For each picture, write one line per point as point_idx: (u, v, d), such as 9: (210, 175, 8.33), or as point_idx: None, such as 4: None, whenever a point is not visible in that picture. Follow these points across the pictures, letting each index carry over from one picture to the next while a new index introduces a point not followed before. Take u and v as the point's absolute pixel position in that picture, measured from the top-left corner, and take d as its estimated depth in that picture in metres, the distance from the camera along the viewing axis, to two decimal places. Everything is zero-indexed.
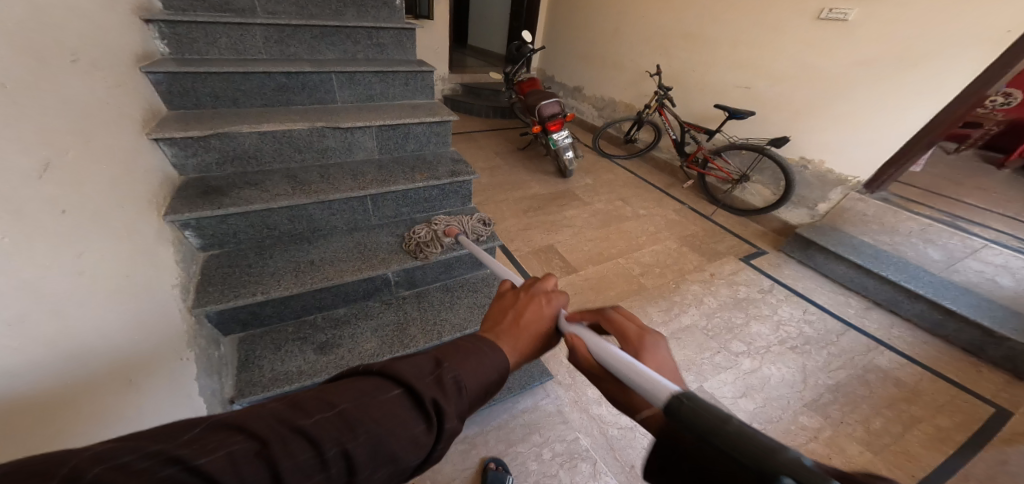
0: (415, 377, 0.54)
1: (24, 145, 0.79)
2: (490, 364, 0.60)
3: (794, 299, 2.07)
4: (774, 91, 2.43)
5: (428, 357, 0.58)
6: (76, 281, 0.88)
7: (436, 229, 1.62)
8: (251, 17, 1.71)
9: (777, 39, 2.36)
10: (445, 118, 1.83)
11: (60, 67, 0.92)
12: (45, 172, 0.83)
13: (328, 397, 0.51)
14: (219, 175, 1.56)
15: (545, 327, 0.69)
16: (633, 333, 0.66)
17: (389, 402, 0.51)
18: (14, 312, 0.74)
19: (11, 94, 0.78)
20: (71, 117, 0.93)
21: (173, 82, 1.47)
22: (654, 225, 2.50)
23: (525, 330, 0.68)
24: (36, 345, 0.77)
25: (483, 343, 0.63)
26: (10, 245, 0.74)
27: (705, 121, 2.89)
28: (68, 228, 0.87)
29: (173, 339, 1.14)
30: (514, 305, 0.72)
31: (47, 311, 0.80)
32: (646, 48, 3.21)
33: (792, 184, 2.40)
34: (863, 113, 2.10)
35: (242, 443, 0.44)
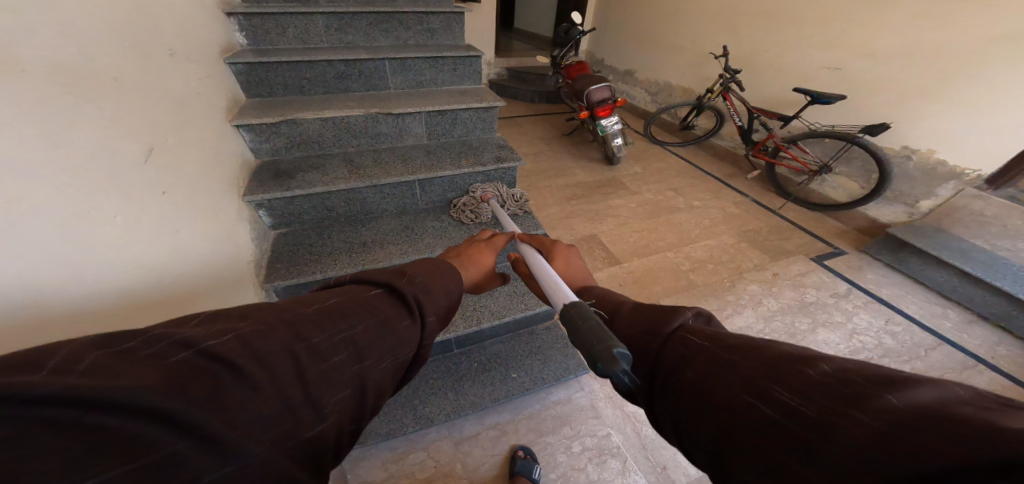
0: (391, 283, 0.68)
1: (132, 134, 0.92)
2: (447, 283, 0.76)
3: (875, 307, 1.82)
4: (870, 70, 2.08)
5: (393, 275, 0.72)
6: (169, 253, 1.03)
7: (475, 195, 1.72)
8: (314, 7, 1.80)
9: (879, 4, 2.01)
10: (492, 104, 1.81)
11: (157, 60, 1.03)
12: (149, 156, 0.96)
13: (317, 301, 0.60)
14: (288, 157, 1.69)
15: (489, 254, 1.01)
16: (549, 243, 1.04)
17: (375, 299, 0.64)
18: (123, 280, 0.90)
19: (125, 87, 0.91)
20: (169, 106, 1.05)
21: (251, 73, 1.61)
22: (710, 218, 2.31)
23: (475, 255, 0.98)
24: (128, 291, 0.92)
25: (440, 263, 0.82)
26: (123, 223, 0.89)
27: (779, 106, 2.58)
28: (168, 208, 1.01)
29: (242, 293, 1.30)
30: (464, 247, 1.03)
31: (144, 278, 0.96)
32: (709, 28, 2.92)
33: (887, 175, 2.08)
34: (995, 91, 1.72)
35: (250, 330, 0.50)
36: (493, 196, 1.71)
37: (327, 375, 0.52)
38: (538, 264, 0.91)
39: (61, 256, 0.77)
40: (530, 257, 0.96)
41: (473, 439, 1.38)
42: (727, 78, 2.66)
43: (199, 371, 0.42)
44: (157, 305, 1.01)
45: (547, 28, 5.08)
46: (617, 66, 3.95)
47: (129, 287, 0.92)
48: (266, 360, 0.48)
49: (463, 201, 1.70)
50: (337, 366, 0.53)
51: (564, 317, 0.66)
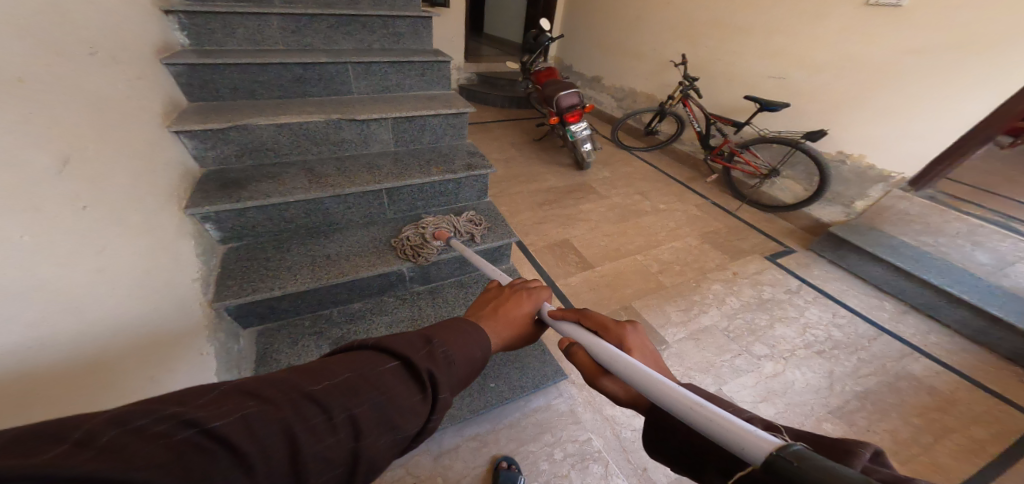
0: (409, 351, 0.58)
1: (42, 142, 0.78)
2: (476, 343, 0.65)
3: (823, 301, 1.97)
4: (810, 80, 2.29)
5: (419, 334, 0.62)
6: (95, 278, 0.88)
7: (425, 231, 1.51)
8: (269, 6, 1.70)
9: (815, 22, 2.22)
10: (461, 110, 1.78)
11: (72, 58, 0.91)
12: (65, 167, 0.83)
13: (328, 368, 0.53)
14: (238, 167, 1.56)
15: (525, 314, 0.84)
16: (612, 325, 0.78)
17: (387, 372, 0.54)
18: (38, 312, 0.75)
19: (32, 90, 0.78)
20: (89, 110, 0.93)
21: (194, 75, 1.48)
22: (674, 221, 2.41)
23: (507, 316, 0.82)
24: (51, 334, 0.76)
25: (468, 322, 0.70)
26: (32, 242, 0.74)
27: (733, 113, 2.78)
28: (90, 228, 0.87)
29: (194, 336, 1.14)
30: (501, 296, 0.87)
31: (67, 309, 0.81)
32: (669, 37, 3.10)
33: (825, 180, 2.29)
34: (914, 101, 1.95)
35: (256, 406, 0.45)
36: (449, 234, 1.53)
37: (321, 459, 0.45)
38: (632, 369, 0.63)
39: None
40: (611, 355, 0.67)
41: (453, 451, 1.31)
42: (686, 86, 2.83)
43: (194, 457, 0.39)
44: (90, 354, 0.84)
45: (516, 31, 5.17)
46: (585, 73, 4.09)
47: (51, 330, 0.77)
48: (260, 447, 0.42)
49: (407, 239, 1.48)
50: (333, 447, 0.47)
51: (787, 478, 0.39)
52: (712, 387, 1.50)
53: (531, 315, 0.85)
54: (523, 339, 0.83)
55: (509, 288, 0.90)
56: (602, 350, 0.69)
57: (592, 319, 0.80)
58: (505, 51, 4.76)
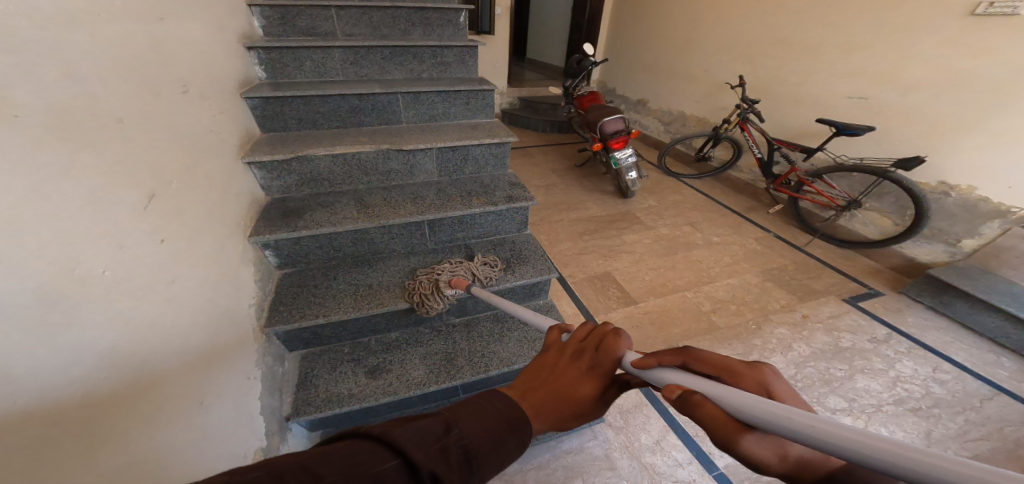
0: (412, 447, 0.45)
1: (131, 178, 0.77)
2: (493, 431, 0.50)
3: (919, 353, 1.66)
4: (901, 99, 1.98)
5: (434, 421, 0.49)
6: (166, 308, 0.84)
7: (438, 277, 1.30)
8: (331, 40, 1.63)
9: (902, 33, 1.95)
10: (505, 139, 1.57)
11: (165, 96, 0.91)
12: (151, 202, 0.82)
13: (313, 466, 0.42)
14: (299, 197, 1.47)
15: (588, 385, 0.56)
16: (737, 367, 0.51)
17: (383, 474, 0.42)
18: (110, 342, 0.70)
19: (130, 130, 0.79)
20: (179, 148, 0.93)
21: (268, 107, 1.44)
22: (730, 255, 2.21)
23: (564, 398, 0.55)
24: (111, 363, 0.69)
25: (495, 409, 0.53)
26: (111, 277, 0.71)
27: (801, 137, 2.47)
28: (165, 259, 0.84)
29: (243, 347, 1.07)
30: (550, 373, 0.58)
31: (137, 340, 0.75)
32: (724, 59, 2.88)
33: (924, 216, 1.96)
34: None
35: None
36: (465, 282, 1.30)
37: None
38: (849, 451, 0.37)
39: (24, 313, 0.57)
40: (792, 420, 0.41)
41: None
42: (746, 108, 2.59)
43: None
44: (149, 370, 0.77)
45: (558, 55, 5.13)
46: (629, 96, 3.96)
47: (119, 342, 0.71)
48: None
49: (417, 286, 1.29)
50: None
51: None
52: None
53: (610, 371, 0.57)
54: (602, 406, 0.57)
55: (560, 348, 0.62)
56: (746, 405, 0.44)
57: (703, 361, 0.53)
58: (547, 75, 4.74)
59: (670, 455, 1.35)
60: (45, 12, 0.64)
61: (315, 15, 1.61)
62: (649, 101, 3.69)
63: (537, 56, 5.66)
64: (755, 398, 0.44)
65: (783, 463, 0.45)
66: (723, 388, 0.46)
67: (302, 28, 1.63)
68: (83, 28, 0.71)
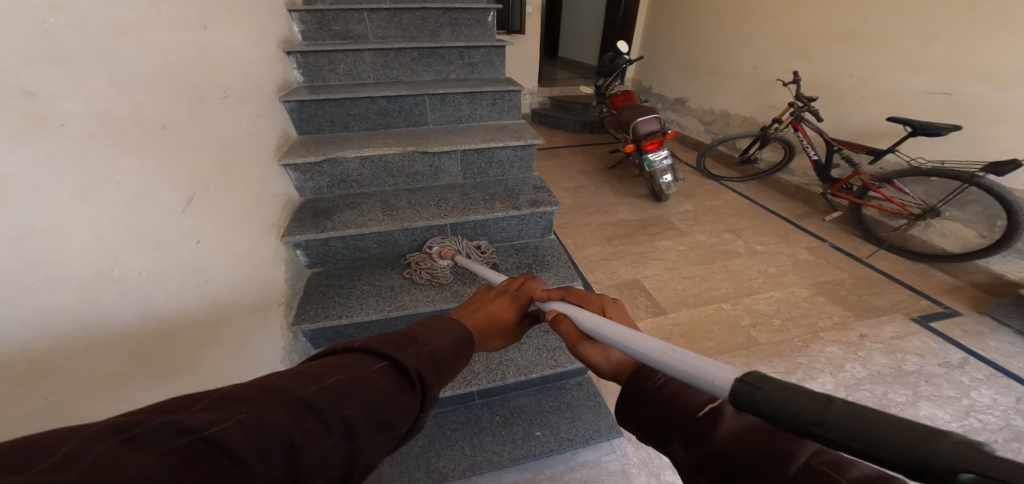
0: (396, 349, 0.47)
1: (172, 182, 0.78)
2: (460, 338, 0.54)
3: (1001, 382, 1.45)
4: (994, 96, 1.74)
5: (401, 332, 0.51)
6: (199, 305, 0.85)
7: (429, 251, 1.38)
8: (364, 43, 1.66)
9: (997, 17, 1.70)
10: (531, 141, 1.53)
11: (209, 104, 0.93)
12: (189, 205, 0.83)
13: (306, 373, 0.41)
14: (329, 198, 1.49)
15: (512, 311, 0.71)
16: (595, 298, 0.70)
17: (376, 374, 0.43)
18: (140, 340, 0.71)
19: (173, 135, 0.80)
20: (220, 153, 0.95)
21: (303, 110, 1.48)
22: (775, 265, 2.04)
23: (494, 316, 0.69)
24: (143, 357, 0.71)
25: (450, 320, 0.58)
26: (147, 278, 0.72)
27: (868, 137, 2.24)
28: (201, 260, 0.86)
29: (264, 320, 1.08)
30: (480, 302, 0.72)
31: (168, 337, 0.77)
32: (776, 52, 2.67)
33: (1019, 228, 1.73)
34: None
35: (253, 410, 0.35)
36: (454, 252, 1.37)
37: (315, 471, 0.35)
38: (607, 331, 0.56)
39: (59, 315, 0.58)
40: (592, 323, 0.60)
41: None
42: (799, 107, 2.39)
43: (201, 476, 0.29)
44: (179, 363, 0.79)
45: (593, 53, 5.02)
46: (667, 95, 3.78)
47: (151, 337, 0.73)
48: (258, 456, 0.32)
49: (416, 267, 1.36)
50: (329, 452, 0.36)
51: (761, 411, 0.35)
52: None
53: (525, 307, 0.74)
54: (518, 330, 0.72)
55: (486, 291, 0.78)
56: (584, 318, 0.63)
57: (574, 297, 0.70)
58: (580, 75, 4.63)
59: None
60: (94, 22, 0.65)
61: (349, 19, 1.65)
62: (689, 99, 3.51)
63: (572, 56, 5.55)
64: (590, 316, 0.62)
65: (609, 365, 0.57)
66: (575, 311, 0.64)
67: (336, 32, 1.67)
68: (131, 39, 0.72)
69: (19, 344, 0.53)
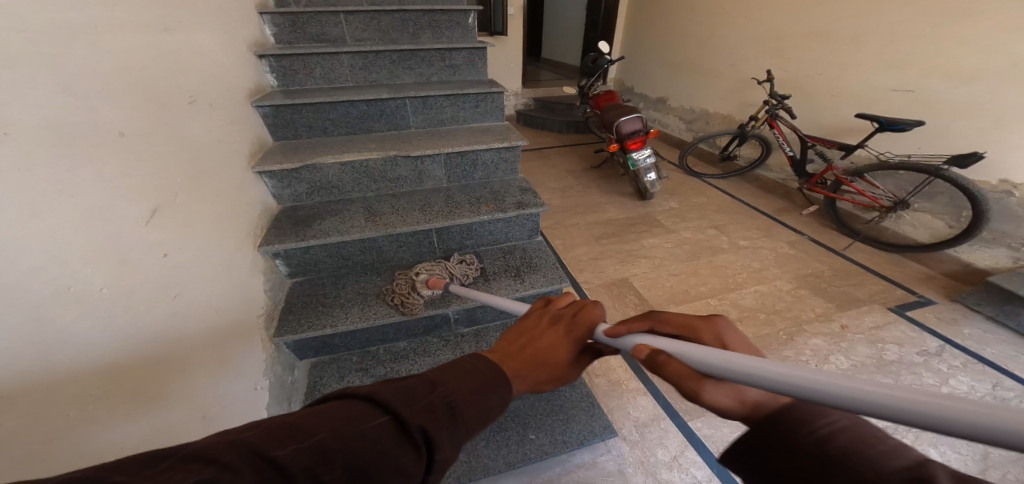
0: (403, 402, 0.43)
1: (133, 192, 0.74)
2: (486, 390, 0.49)
3: (976, 368, 1.50)
4: (955, 93, 1.81)
5: (422, 378, 0.48)
6: (170, 322, 0.81)
7: (416, 277, 1.30)
8: (341, 46, 1.63)
9: (957, 17, 1.77)
10: (515, 143, 1.52)
11: (174, 110, 0.89)
12: (153, 217, 0.79)
13: (301, 423, 0.40)
14: (310, 205, 1.45)
15: (565, 348, 0.58)
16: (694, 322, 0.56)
17: (370, 430, 0.40)
18: (107, 360, 0.66)
19: (133, 143, 0.76)
20: (187, 161, 0.91)
21: (279, 115, 1.43)
22: (759, 260, 2.08)
23: (541, 357, 0.57)
24: (111, 378, 0.67)
25: (484, 366, 0.53)
26: (109, 294, 0.68)
27: (840, 134, 2.29)
28: (170, 273, 0.81)
29: (248, 345, 1.03)
30: (531, 330, 0.61)
31: (138, 357, 0.72)
32: (752, 52, 2.73)
33: (984, 214, 1.78)
34: None
35: (209, 473, 0.34)
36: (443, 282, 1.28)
37: None
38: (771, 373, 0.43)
39: (12, 336, 0.53)
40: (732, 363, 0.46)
41: None
42: (774, 104, 2.45)
43: None
44: (153, 383, 0.74)
45: (575, 54, 5.05)
46: (648, 94, 3.83)
47: (120, 355, 0.69)
48: None
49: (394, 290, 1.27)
50: None
51: None
52: None
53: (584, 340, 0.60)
54: (574, 369, 0.59)
55: (541, 311, 0.65)
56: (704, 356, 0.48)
57: (670, 324, 0.58)
58: (563, 75, 4.66)
59: (689, 472, 1.25)
60: (39, 26, 0.61)
61: (324, 21, 1.62)
62: (670, 99, 3.55)
63: (555, 57, 5.57)
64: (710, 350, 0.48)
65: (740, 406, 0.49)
66: (681, 346, 0.50)
67: (312, 35, 1.63)
68: (83, 42, 0.68)
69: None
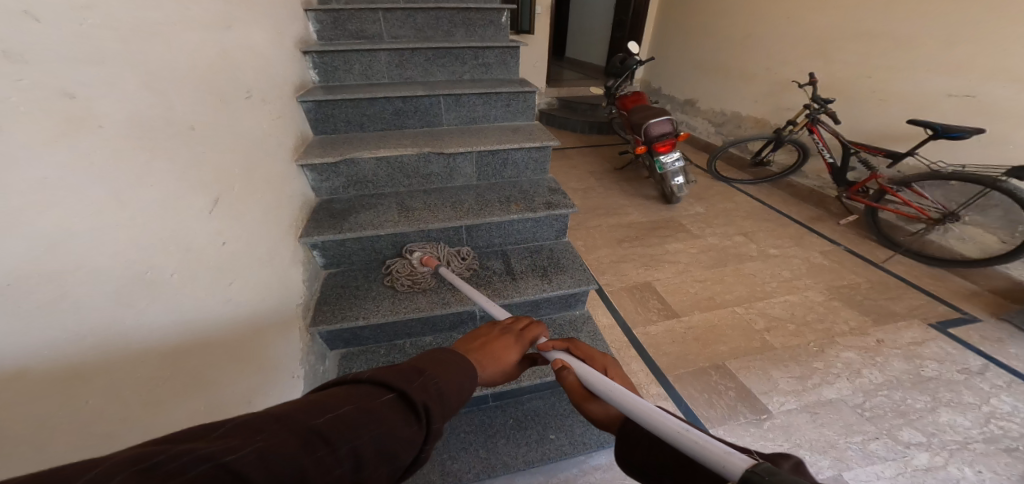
0: (403, 381, 0.46)
1: (199, 182, 0.78)
2: (469, 372, 0.55)
3: (1023, 390, 1.42)
4: (1016, 97, 1.72)
5: (409, 364, 0.51)
6: (225, 308, 0.84)
7: (411, 258, 1.34)
8: (379, 43, 1.67)
9: (1023, 17, 1.68)
10: (546, 143, 1.52)
11: (234, 102, 0.93)
12: (214, 206, 0.82)
13: (315, 401, 0.40)
14: (345, 198, 1.49)
15: (517, 349, 0.70)
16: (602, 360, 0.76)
17: (383, 405, 0.42)
18: (172, 344, 0.70)
19: (201, 136, 0.80)
20: (243, 152, 0.95)
21: (319, 110, 1.47)
22: (788, 269, 2.02)
23: (498, 353, 0.68)
24: (175, 360, 0.70)
25: (460, 355, 0.58)
26: (178, 279, 0.71)
27: (888, 140, 2.20)
28: (226, 261, 0.85)
29: (288, 334, 1.07)
30: (483, 335, 0.72)
31: (198, 340, 0.76)
32: (791, 53, 2.65)
33: None
34: None
35: (269, 439, 0.34)
36: (438, 261, 1.33)
37: None
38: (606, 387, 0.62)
39: (95, 318, 0.56)
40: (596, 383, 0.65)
41: None
42: (817, 109, 2.35)
43: None
44: (209, 365, 0.78)
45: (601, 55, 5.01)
46: (677, 96, 3.77)
47: (184, 339, 0.72)
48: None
49: (394, 270, 1.33)
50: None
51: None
52: (829, 473, 1.18)
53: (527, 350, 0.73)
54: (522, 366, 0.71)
55: (491, 325, 0.78)
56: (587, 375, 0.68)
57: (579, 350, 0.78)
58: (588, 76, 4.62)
59: None
60: (128, 23, 0.64)
61: (364, 19, 1.65)
62: (700, 101, 3.49)
63: (581, 57, 5.53)
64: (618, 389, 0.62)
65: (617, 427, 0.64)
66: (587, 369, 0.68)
67: (351, 32, 1.67)
68: (162, 40, 0.72)
69: (57, 344, 0.52)
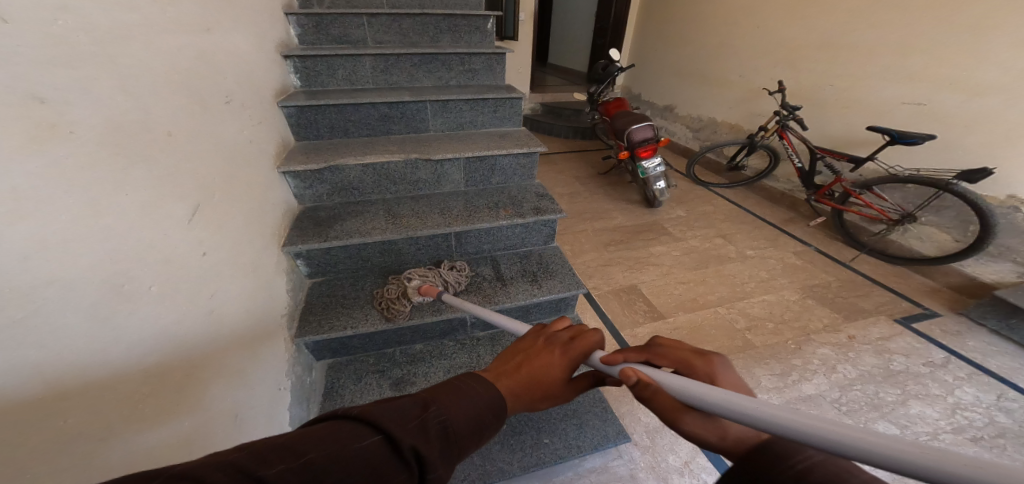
0: (395, 422, 0.43)
1: (178, 191, 0.75)
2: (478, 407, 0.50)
3: (982, 380, 1.52)
4: (967, 107, 1.84)
5: (413, 398, 0.48)
6: (207, 321, 0.80)
7: (408, 284, 1.26)
8: (363, 48, 1.64)
9: (969, 33, 1.81)
10: (534, 149, 1.53)
11: (213, 108, 0.90)
12: (195, 216, 0.79)
13: (293, 443, 0.39)
14: (330, 205, 1.45)
15: (557, 371, 0.59)
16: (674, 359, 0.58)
17: (364, 450, 0.40)
18: (152, 359, 0.66)
19: (180, 143, 0.77)
20: (224, 159, 0.92)
21: (303, 116, 1.44)
22: (766, 270, 2.09)
23: (533, 378, 0.59)
24: (156, 376, 0.67)
25: (473, 384, 0.54)
26: (158, 291, 0.68)
27: (850, 146, 2.33)
28: (207, 272, 0.81)
29: (272, 343, 1.03)
30: (523, 350, 0.63)
31: (179, 354, 0.72)
32: (762, 62, 2.77)
33: (990, 230, 1.82)
34: None
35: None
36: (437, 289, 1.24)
37: None
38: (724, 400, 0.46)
39: (74, 334, 0.53)
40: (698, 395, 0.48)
41: None
42: (785, 115, 2.47)
43: None
44: (191, 380, 0.74)
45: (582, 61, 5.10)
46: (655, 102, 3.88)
47: (166, 354, 0.69)
48: None
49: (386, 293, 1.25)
50: None
51: None
52: None
53: (578, 364, 0.61)
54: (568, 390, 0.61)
55: (536, 334, 0.67)
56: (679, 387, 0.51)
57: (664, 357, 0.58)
58: (569, 81, 4.69)
59: (700, 478, 1.26)
60: (103, 25, 0.61)
61: (347, 23, 1.63)
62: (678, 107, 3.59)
63: (561, 63, 5.61)
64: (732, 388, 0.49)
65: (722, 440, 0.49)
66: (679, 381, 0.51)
67: (334, 36, 1.64)
68: (137, 42, 0.69)
69: (32, 363, 0.48)
